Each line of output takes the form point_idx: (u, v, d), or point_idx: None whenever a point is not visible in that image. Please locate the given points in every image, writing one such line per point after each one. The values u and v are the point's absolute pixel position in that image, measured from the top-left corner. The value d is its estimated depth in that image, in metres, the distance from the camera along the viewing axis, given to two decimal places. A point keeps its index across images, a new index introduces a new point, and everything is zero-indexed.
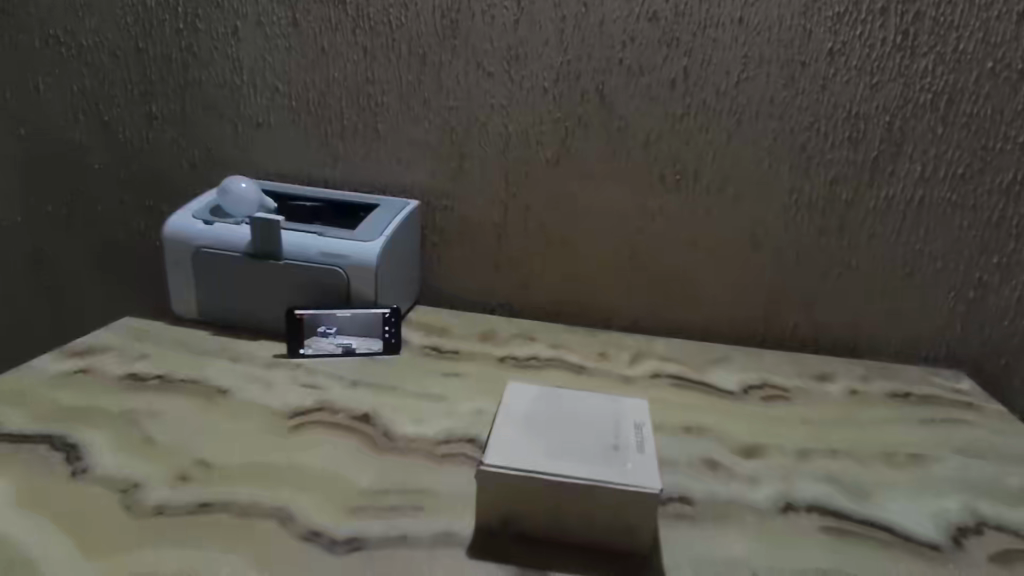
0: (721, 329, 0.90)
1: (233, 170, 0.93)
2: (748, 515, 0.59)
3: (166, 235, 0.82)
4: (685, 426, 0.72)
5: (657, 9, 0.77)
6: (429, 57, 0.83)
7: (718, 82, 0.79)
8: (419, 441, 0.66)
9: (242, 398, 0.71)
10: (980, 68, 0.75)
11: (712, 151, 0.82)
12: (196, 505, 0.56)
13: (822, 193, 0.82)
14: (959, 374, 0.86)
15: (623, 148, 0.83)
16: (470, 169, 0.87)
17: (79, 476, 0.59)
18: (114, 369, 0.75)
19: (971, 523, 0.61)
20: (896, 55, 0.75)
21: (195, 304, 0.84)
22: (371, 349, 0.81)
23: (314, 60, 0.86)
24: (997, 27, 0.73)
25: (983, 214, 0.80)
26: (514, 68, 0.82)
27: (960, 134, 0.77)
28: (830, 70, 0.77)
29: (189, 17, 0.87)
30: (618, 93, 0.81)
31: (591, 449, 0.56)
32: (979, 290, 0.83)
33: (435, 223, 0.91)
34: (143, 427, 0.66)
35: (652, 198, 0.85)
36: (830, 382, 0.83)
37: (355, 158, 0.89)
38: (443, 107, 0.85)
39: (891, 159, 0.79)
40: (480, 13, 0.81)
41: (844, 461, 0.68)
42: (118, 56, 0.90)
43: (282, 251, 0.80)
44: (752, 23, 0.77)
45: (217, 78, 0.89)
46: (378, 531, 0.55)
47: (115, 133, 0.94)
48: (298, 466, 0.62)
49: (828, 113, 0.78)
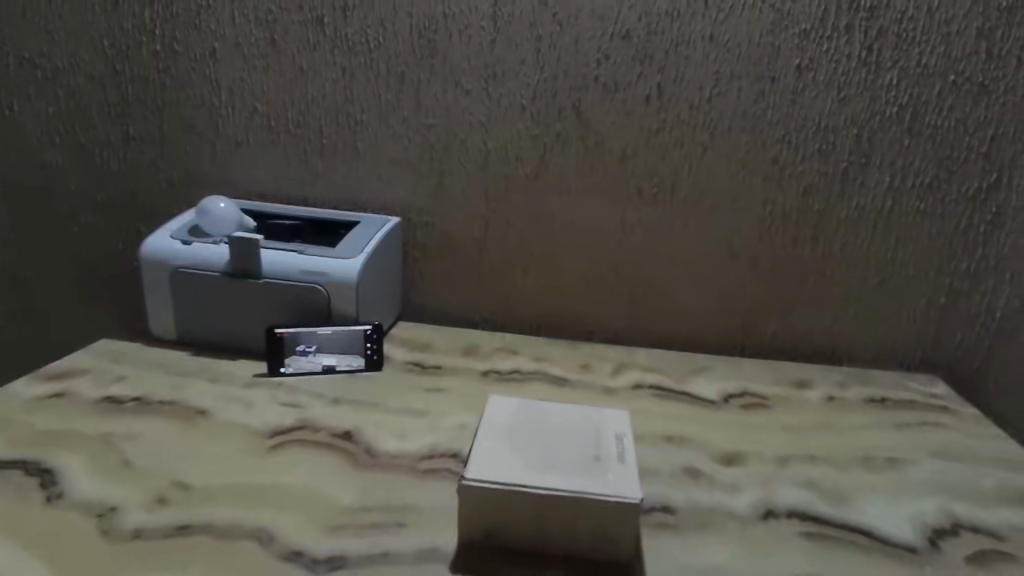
0: (702, 338, 0.91)
1: (211, 188, 0.93)
2: (730, 523, 0.60)
3: (143, 256, 0.81)
4: (667, 436, 0.72)
5: (630, 27, 0.79)
6: (408, 76, 0.84)
7: (691, 98, 0.81)
8: (401, 458, 0.66)
9: (222, 419, 0.70)
10: (942, 81, 0.77)
11: (687, 164, 0.83)
12: (174, 528, 0.55)
13: (796, 204, 0.83)
14: (934, 379, 0.88)
15: (601, 163, 0.85)
16: (449, 185, 0.88)
17: (55, 501, 0.58)
18: (89, 393, 0.74)
19: (948, 525, 0.62)
20: (862, 69, 0.78)
21: (174, 323, 0.84)
22: (351, 367, 0.81)
23: (293, 80, 0.86)
24: (957, 42, 0.76)
25: (950, 222, 0.82)
26: (492, 86, 0.83)
27: (925, 145, 0.79)
28: (799, 85, 0.79)
29: (168, 40, 0.87)
30: (594, 109, 0.83)
31: (573, 460, 0.57)
32: (950, 296, 0.85)
33: (416, 239, 0.91)
34: (120, 451, 0.65)
35: (631, 211, 0.86)
36: (809, 389, 0.84)
37: (334, 175, 0.90)
38: (422, 125, 0.86)
39: (860, 170, 0.81)
40: (456, 33, 0.82)
41: (823, 466, 0.69)
42: (95, 78, 0.90)
43: (262, 269, 0.80)
44: (723, 40, 0.78)
45: (196, 98, 0.89)
46: (363, 546, 0.55)
47: (92, 155, 0.93)
48: (280, 485, 0.61)
49: (799, 126, 0.80)
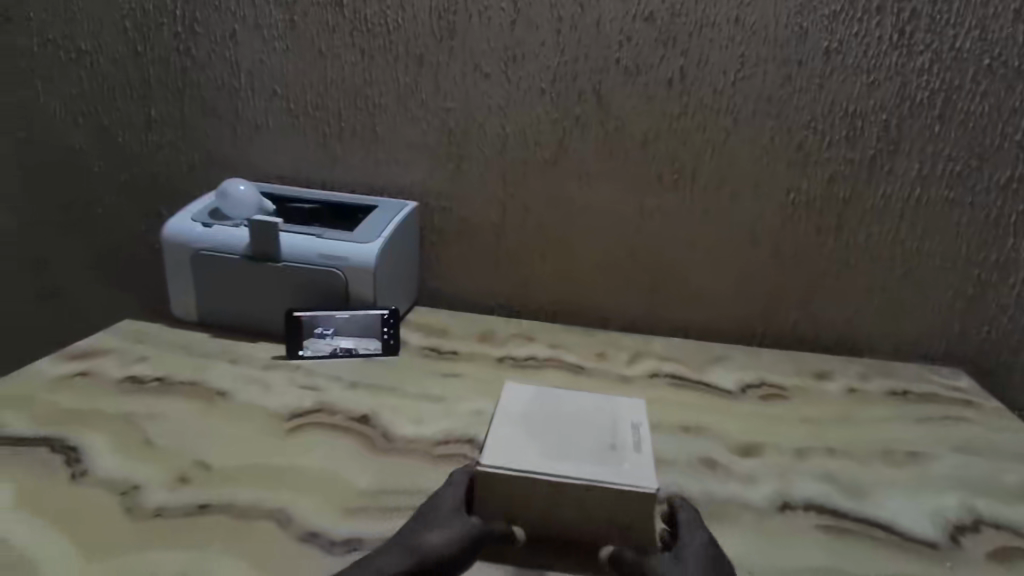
0: (721, 327, 0.90)
1: (231, 171, 0.93)
2: (747, 514, 0.59)
3: (165, 239, 0.82)
4: (684, 426, 0.72)
5: (653, 9, 0.77)
6: (427, 58, 0.83)
7: (714, 82, 0.79)
8: (418, 443, 0.67)
9: (241, 401, 0.71)
10: (976, 66, 0.75)
11: (709, 150, 0.82)
12: (195, 507, 0.56)
13: (820, 192, 0.82)
14: (958, 372, 0.86)
15: (621, 148, 0.84)
16: (467, 170, 0.87)
17: (80, 478, 0.59)
18: (113, 373, 0.75)
19: (969, 521, 0.61)
20: (892, 53, 0.75)
21: (195, 305, 0.85)
22: (368, 350, 0.81)
23: (311, 62, 0.86)
24: (993, 25, 0.73)
25: (980, 211, 0.80)
26: (511, 69, 0.82)
27: (956, 132, 0.77)
28: (826, 69, 0.77)
29: (188, 21, 0.87)
30: (615, 93, 0.81)
31: (588, 448, 0.56)
32: (977, 288, 0.83)
33: (433, 224, 0.91)
34: (142, 430, 0.66)
35: (651, 197, 0.85)
36: (829, 380, 0.83)
37: (353, 158, 0.90)
38: (440, 109, 0.85)
39: (888, 157, 0.79)
40: (476, 15, 0.81)
41: (842, 459, 0.68)
42: (117, 60, 0.90)
43: (281, 253, 0.80)
44: (748, 23, 0.76)
45: (216, 80, 0.89)
46: (437, 493, 0.56)
47: (114, 137, 0.94)
48: (297, 467, 0.62)
49: (825, 111, 0.78)
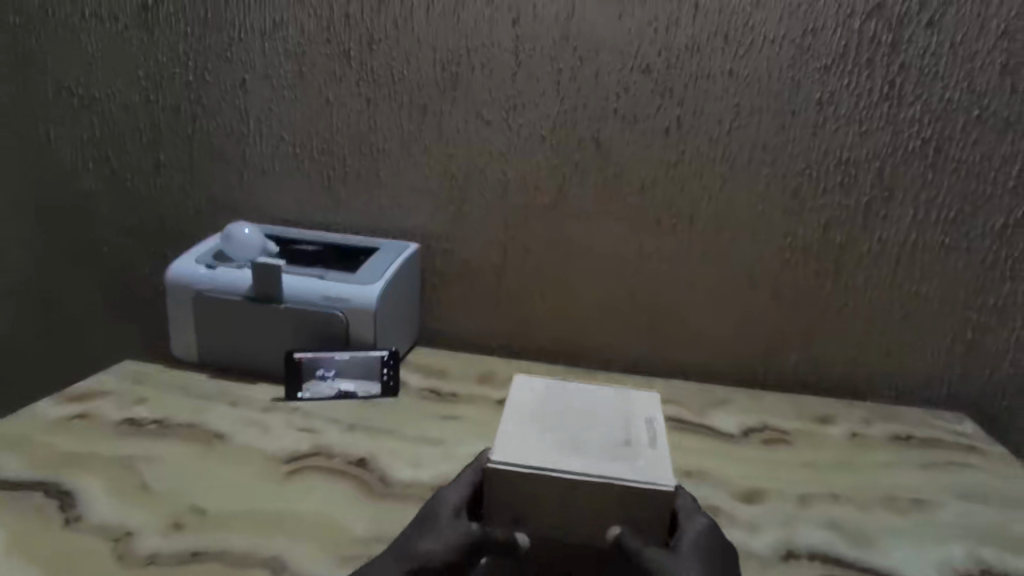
0: (721, 369, 0.90)
1: (237, 214, 0.95)
2: (750, 563, 0.58)
3: (168, 281, 0.83)
4: (685, 471, 0.71)
5: (651, 61, 0.80)
6: (430, 107, 0.85)
7: (710, 130, 0.81)
8: (415, 487, 0.66)
9: (239, 443, 0.71)
10: (965, 116, 0.77)
11: (706, 196, 0.83)
12: (188, 555, 0.56)
13: (817, 237, 0.83)
14: (961, 417, 0.86)
15: (619, 193, 0.85)
16: (469, 214, 0.89)
17: (73, 524, 0.58)
18: (111, 415, 0.75)
19: (975, 572, 0.60)
20: (883, 103, 0.77)
21: (196, 346, 0.85)
22: (369, 393, 0.81)
23: (318, 110, 0.88)
24: (980, 77, 0.75)
25: (976, 256, 0.81)
26: (512, 117, 0.84)
27: (949, 179, 0.79)
28: (819, 119, 0.79)
29: (199, 70, 0.89)
30: (614, 140, 0.83)
31: (601, 444, 0.53)
32: (976, 332, 0.83)
33: (435, 266, 0.92)
34: (138, 474, 0.65)
35: (650, 240, 0.86)
36: (831, 425, 0.82)
37: (356, 202, 0.91)
38: (442, 154, 0.87)
39: (883, 204, 0.80)
40: (479, 66, 0.83)
41: (845, 506, 0.67)
42: (129, 106, 0.93)
43: (284, 295, 0.81)
44: (742, 75, 0.79)
45: (225, 127, 0.91)
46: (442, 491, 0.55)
47: (123, 180, 0.96)
48: (295, 512, 0.61)
49: (820, 159, 0.80)
